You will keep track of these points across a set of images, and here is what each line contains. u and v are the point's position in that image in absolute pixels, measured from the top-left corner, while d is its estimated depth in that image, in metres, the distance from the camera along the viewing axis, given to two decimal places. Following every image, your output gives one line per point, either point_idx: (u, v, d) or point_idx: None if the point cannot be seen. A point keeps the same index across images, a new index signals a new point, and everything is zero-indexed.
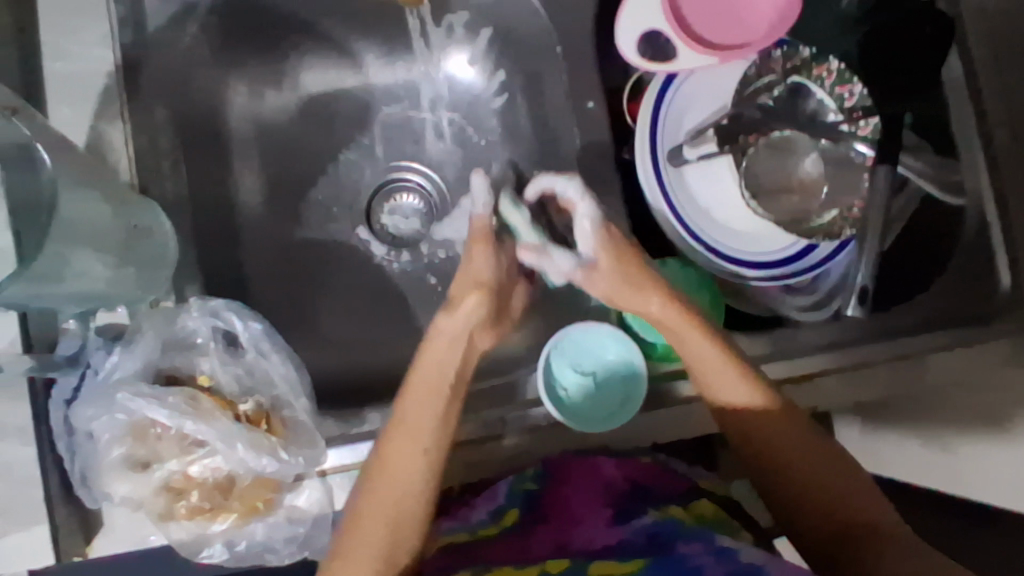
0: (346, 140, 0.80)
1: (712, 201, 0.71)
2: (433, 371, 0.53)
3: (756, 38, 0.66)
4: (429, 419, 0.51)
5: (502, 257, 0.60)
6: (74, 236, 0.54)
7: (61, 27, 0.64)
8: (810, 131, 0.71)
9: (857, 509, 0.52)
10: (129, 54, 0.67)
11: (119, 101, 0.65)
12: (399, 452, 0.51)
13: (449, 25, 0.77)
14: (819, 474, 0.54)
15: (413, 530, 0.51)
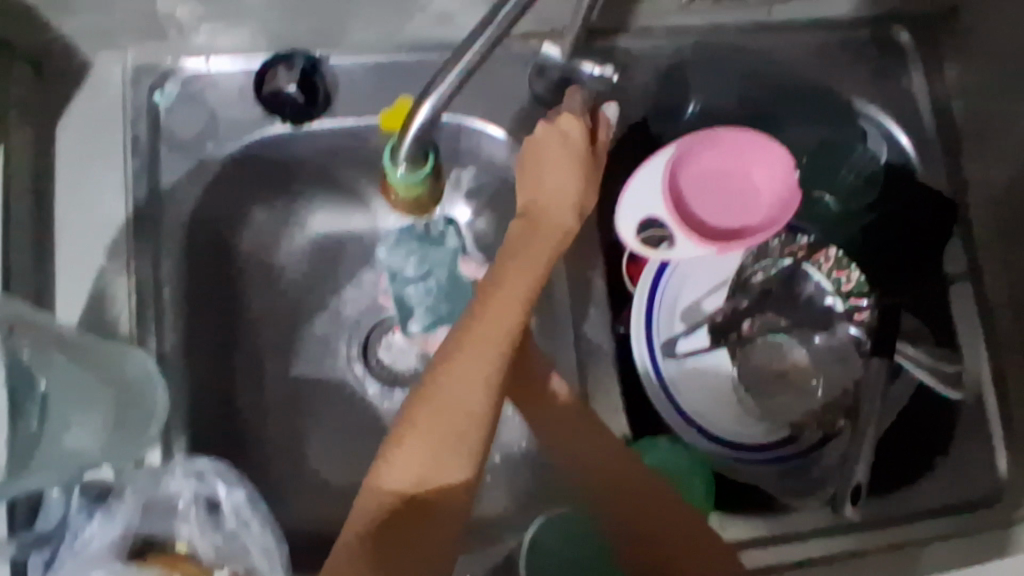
0: (349, 276, 0.80)
1: (705, 382, 0.70)
2: (513, 283, 0.54)
3: (757, 223, 0.66)
4: (491, 364, 0.51)
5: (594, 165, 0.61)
6: (71, 412, 0.58)
7: (77, 179, 0.66)
8: (806, 315, 0.71)
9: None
10: (142, 205, 0.66)
11: (126, 255, 0.66)
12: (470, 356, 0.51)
13: (456, 178, 0.77)
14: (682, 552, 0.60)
15: (468, 452, 0.50)
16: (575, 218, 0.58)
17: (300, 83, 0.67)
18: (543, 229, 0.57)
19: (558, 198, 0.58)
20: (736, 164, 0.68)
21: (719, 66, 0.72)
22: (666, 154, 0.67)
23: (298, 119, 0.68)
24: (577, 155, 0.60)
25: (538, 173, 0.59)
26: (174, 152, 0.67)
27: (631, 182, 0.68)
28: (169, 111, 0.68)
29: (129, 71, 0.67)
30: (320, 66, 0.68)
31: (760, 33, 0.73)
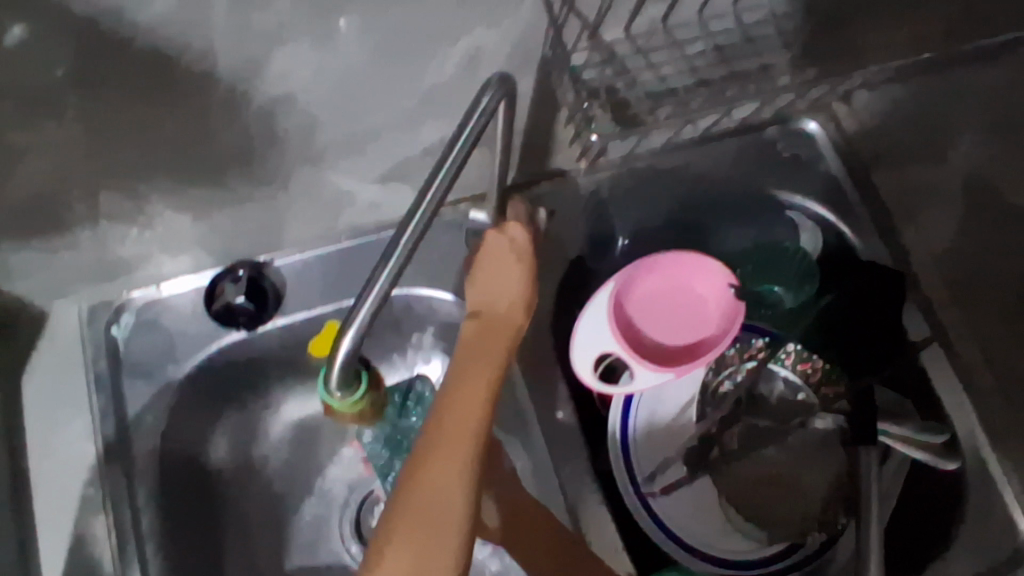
0: (329, 456, 0.79)
1: (692, 505, 0.68)
2: (473, 377, 0.55)
3: (710, 335, 0.68)
4: (469, 456, 0.50)
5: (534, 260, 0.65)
6: None
7: (49, 426, 0.68)
8: (781, 415, 0.71)
9: None
10: (112, 439, 0.67)
11: (101, 491, 0.66)
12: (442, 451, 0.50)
13: (417, 340, 0.79)
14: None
15: (456, 546, 0.47)
16: (526, 313, 0.62)
17: (247, 293, 0.69)
18: (492, 326, 0.60)
19: (506, 297, 0.62)
20: (677, 286, 0.70)
21: (643, 195, 0.75)
22: (607, 291, 0.68)
23: (252, 326, 0.70)
24: (520, 257, 0.64)
25: (485, 279, 0.63)
26: (137, 379, 0.69)
27: (580, 322, 0.68)
28: (127, 341, 0.70)
29: (85, 312, 0.70)
30: (265, 275, 0.70)
31: (675, 154, 0.77)
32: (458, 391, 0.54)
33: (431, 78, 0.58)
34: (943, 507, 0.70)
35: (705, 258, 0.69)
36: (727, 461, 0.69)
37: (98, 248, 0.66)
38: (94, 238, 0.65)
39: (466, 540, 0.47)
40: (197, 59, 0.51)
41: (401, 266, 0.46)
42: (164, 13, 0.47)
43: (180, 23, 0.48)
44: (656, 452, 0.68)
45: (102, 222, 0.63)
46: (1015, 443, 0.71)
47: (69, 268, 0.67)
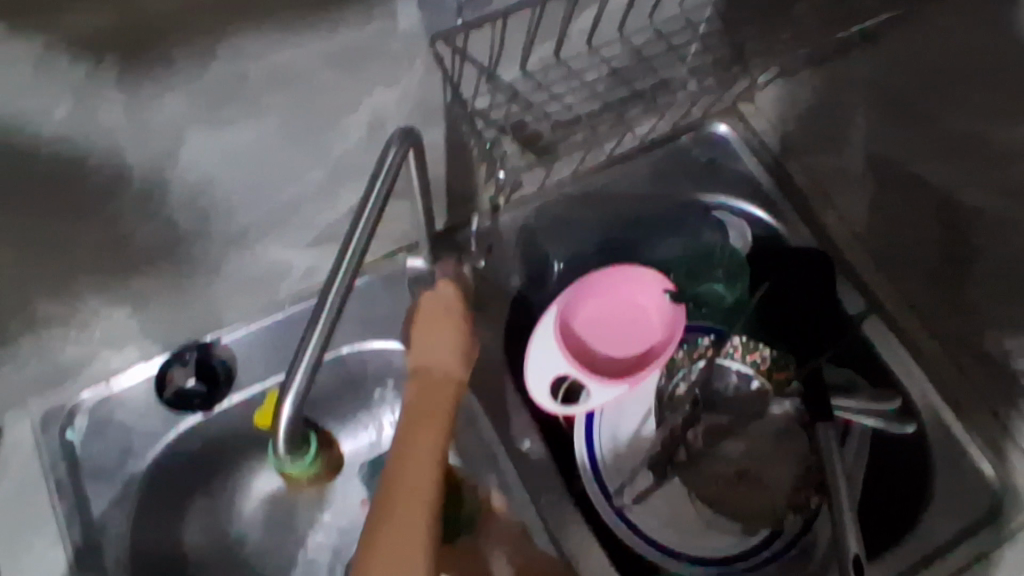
0: (308, 526, 0.78)
1: (670, 510, 0.69)
2: (426, 430, 0.57)
3: (655, 343, 0.70)
4: (417, 530, 0.51)
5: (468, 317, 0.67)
6: None
7: (11, 544, 0.66)
8: (738, 408, 0.73)
9: None
10: (80, 545, 0.66)
11: None
12: (411, 482, 0.53)
13: (381, 396, 0.79)
14: None
15: None
16: (466, 366, 0.64)
17: (197, 374, 0.70)
18: (434, 388, 0.61)
19: (439, 360, 0.63)
20: (618, 301, 0.72)
21: (572, 219, 0.79)
22: (551, 317, 0.70)
23: (206, 406, 0.71)
24: (454, 317, 0.66)
25: (420, 339, 0.64)
26: (98, 481, 0.69)
27: (530, 351, 0.69)
28: (84, 446, 0.70)
29: (36, 423, 0.69)
30: (212, 353, 0.71)
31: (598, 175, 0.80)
32: (411, 445, 0.56)
33: (343, 143, 0.61)
34: (912, 472, 0.72)
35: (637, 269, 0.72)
36: (696, 459, 0.71)
37: (42, 357, 0.66)
38: (36, 347, 0.65)
39: None
40: (108, 158, 0.52)
41: (329, 328, 0.47)
42: (64, 122, 0.48)
43: (82, 130, 0.49)
44: (625, 461, 0.70)
45: (40, 332, 0.64)
46: (963, 393, 0.74)
47: (16, 382, 0.67)
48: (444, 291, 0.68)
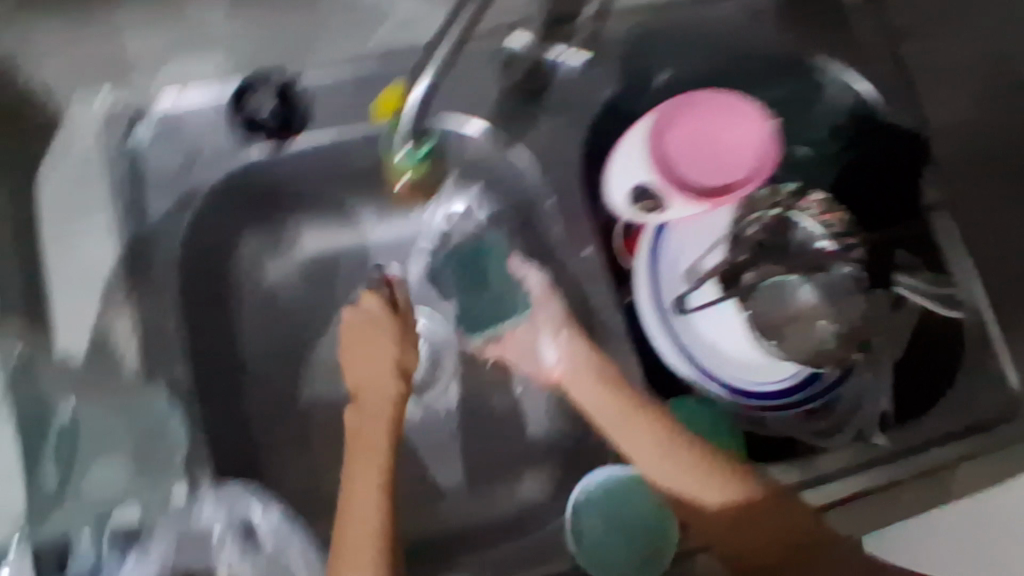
0: (345, 296, 0.79)
1: (722, 340, 0.70)
2: (377, 413, 0.67)
3: (742, 175, 0.69)
4: (371, 514, 0.60)
5: (404, 326, 0.71)
6: None
7: (62, 222, 0.65)
8: (802, 259, 0.71)
9: (716, 516, 0.64)
10: (133, 241, 0.66)
11: (124, 291, 0.65)
12: (358, 486, 0.62)
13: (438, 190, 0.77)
14: (708, 483, 0.64)
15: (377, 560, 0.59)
16: (401, 375, 0.69)
17: (278, 101, 0.67)
18: (364, 408, 0.67)
19: (375, 375, 0.69)
20: (720, 128, 0.69)
21: (676, 39, 0.75)
22: (645, 126, 0.68)
23: (284, 136, 0.69)
24: (381, 330, 0.70)
25: (358, 357, 0.70)
26: (156, 184, 0.67)
27: (618, 152, 0.68)
28: (149, 148, 0.67)
29: (104, 116, 0.67)
30: (292, 82, 0.68)
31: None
32: (358, 471, 0.63)
33: None
34: (943, 362, 0.73)
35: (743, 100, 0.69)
36: (753, 300, 0.70)
37: None
38: None
39: None
40: None
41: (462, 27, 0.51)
42: None
43: None
44: (682, 285, 0.70)
45: None
46: None
47: None
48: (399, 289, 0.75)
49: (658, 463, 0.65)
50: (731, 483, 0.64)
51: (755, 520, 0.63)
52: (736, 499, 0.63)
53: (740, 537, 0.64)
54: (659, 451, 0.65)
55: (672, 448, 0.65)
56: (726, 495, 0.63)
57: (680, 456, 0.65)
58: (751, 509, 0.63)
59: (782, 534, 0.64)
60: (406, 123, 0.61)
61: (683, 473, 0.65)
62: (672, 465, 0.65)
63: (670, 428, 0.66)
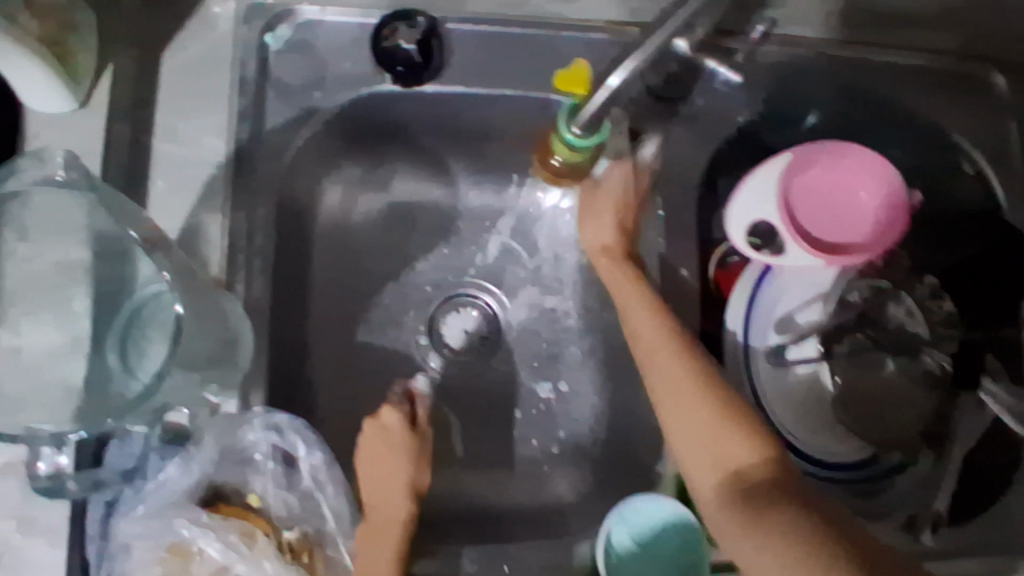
0: (420, 252, 0.79)
1: (795, 397, 0.69)
2: (383, 541, 0.57)
3: (862, 243, 0.66)
4: None
5: (421, 447, 0.64)
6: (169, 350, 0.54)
7: (179, 109, 0.64)
8: (894, 340, 0.69)
9: (688, 427, 0.55)
10: (243, 146, 0.64)
11: (222, 194, 0.63)
12: (365, 564, 0.56)
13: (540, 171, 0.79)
14: (688, 395, 0.56)
15: None
16: (412, 496, 0.61)
17: (417, 43, 0.65)
18: (377, 496, 0.60)
19: (386, 494, 0.60)
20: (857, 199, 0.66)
21: (831, 80, 0.71)
22: (785, 168, 0.65)
23: (412, 79, 0.67)
24: (399, 450, 0.62)
25: (368, 472, 0.61)
26: (279, 95, 0.66)
27: (746, 182, 0.65)
28: (278, 56, 0.66)
29: (242, 10, 0.65)
30: (434, 26, 0.65)
31: (874, 52, 0.72)
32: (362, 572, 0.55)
33: None
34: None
35: (897, 176, 0.64)
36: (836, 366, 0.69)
37: None
38: None
39: None
40: None
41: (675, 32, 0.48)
42: None
43: None
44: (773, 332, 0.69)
45: None
46: None
47: None
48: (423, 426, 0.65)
49: (670, 383, 0.57)
50: (738, 431, 0.54)
51: (746, 479, 0.52)
52: (734, 448, 0.53)
53: (718, 489, 0.53)
54: (674, 369, 0.58)
55: (686, 371, 0.57)
56: (722, 437, 0.54)
57: (695, 392, 0.56)
58: (741, 470, 0.53)
59: (766, 509, 0.49)
60: (597, 104, 0.54)
61: (690, 403, 0.56)
62: (687, 390, 0.57)
63: (691, 351, 0.59)
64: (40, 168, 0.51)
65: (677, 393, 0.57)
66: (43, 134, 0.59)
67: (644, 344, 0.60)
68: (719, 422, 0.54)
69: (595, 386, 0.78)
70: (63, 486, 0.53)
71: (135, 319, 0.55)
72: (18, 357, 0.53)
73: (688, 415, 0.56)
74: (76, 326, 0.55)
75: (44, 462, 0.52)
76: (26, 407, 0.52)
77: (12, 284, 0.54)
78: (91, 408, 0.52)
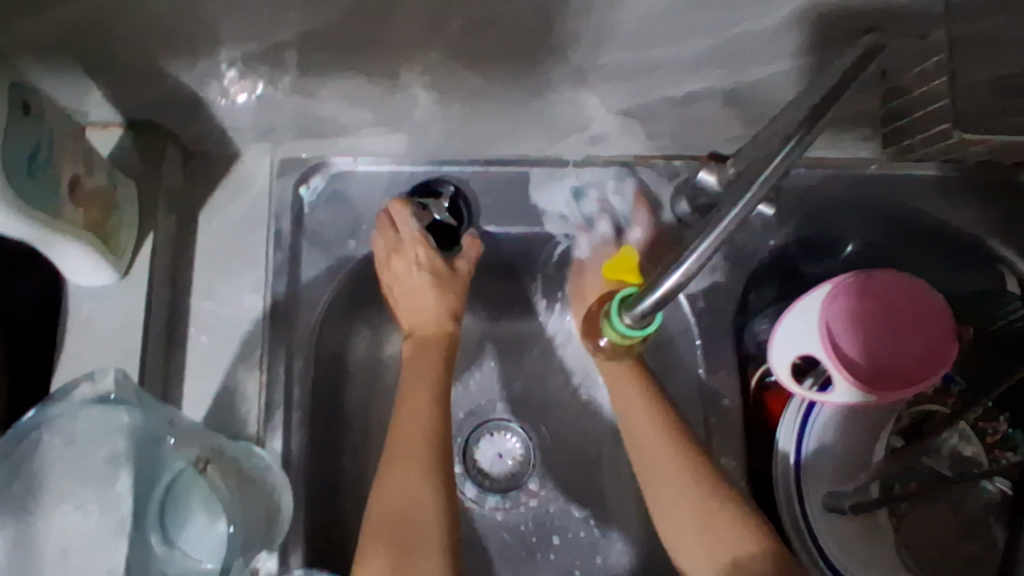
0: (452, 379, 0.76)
1: (857, 539, 0.63)
2: (422, 364, 0.63)
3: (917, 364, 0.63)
4: (419, 457, 0.58)
5: (450, 289, 0.67)
6: (202, 517, 0.57)
7: (214, 267, 0.64)
8: (953, 466, 0.65)
9: (675, 522, 0.59)
10: (279, 299, 0.64)
11: (261, 350, 0.63)
12: (409, 421, 0.60)
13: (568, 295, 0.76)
14: (679, 491, 0.59)
15: (436, 529, 0.56)
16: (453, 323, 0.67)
17: (452, 209, 0.67)
18: (418, 338, 0.65)
19: (425, 312, 0.66)
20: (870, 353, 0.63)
21: (858, 204, 0.69)
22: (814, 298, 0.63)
23: (444, 245, 0.68)
24: (433, 266, 0.66)
25: (403, 297, 0.66)
26: (314, 246, 0.66)
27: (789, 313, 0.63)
28: (312, 208, 0.67)
29: (277, 164, 0.67)
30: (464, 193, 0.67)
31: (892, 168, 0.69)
32: (400, 475, 0.57)
33: (747, 26, 0.55)
34: None
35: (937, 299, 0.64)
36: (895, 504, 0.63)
37: (313, 101, 0.62)
38: (337, 93, 0.61)
39: (438, 531, 0.56)
40: None
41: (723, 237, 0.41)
42: None
43: None
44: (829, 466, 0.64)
45: (326, 79, 0.59)
46: None
47: (280, 114, 0.64)
48: (466, 253, 0.67)
49: (668, 481, 0.60)
50: (730, 521, 0.57)
51: (741, 564, 0.56)
52: (729, 539, 0.57)
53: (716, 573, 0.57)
54: (672, 470, 0.60)
55: (680, 468, 0.59)
56: (718, 531, 0.57)
57: (691, 485, 0.59)
58: (738, 557, 0.56)
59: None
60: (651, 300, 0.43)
61: (686, 501, 0.59)
62: (680, 480, 0.59)
63: (687, 444, 0.61)
64: (94, 388, 0.55)
65: (671, 494, 0.59)
66: (84, 308, 0.58)
67: (650, 441, 0.62)
68: (717, 514, 0.58)
69: (640, 517, 0.74)
70: None
71: (175, 491, 0.57)
72: (66, 557, 0.52)
73: (677, 507, 0.59)
74: (121, 509, 0.54)
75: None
76: None
77: (54, 484, 0.53)
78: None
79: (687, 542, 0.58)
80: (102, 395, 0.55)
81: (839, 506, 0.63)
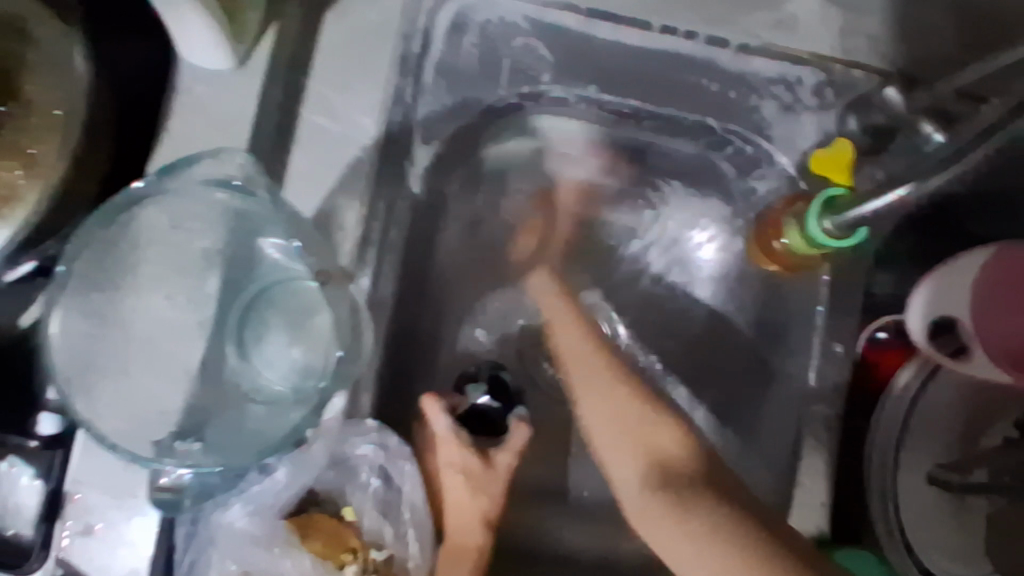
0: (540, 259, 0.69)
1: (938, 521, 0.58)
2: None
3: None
4: None
5: (486, 488, 0.57)
6: (279, 330, 0.55)
7: (330, 77, 0.58)
8: None
9: (592, 422, 0.55)
10: (394, 127, 0.58)
11: (366, 177, 0.57)
12: None
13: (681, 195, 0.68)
14: (594, 372, 0.57)
15: None
16: (487, 531, 0.56)
17: (490, 391, 0.62)
18: (453, 515, 0.56)
19: (461, 509, 0.56)
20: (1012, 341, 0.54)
21: None
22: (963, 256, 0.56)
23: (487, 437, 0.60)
24: (468, 480, 0.57)
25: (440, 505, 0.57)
26: (442, 80, 0.60)
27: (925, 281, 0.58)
28: (444, 36, 0.59)
29: None
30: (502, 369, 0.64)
31: None
32: None
33: None
34: None
35: None
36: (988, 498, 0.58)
37: None
38: None
39: None
40: None
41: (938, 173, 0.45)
42: None
43: None
44: (935, 439, 0.59)
45: None
46: None
47: None
48: (512, 440, 0.59)
49: (593, 386, 0.56)
50: (671, 433, 0.52)
51: (665, 464, 0.50)
52: (660, 440, 0.52)
53: (638, 474, 0.51)
54: (598, 379, 0.56)
55: (618, 383, 0.56)
56: (651, 432, 0.52)
57: (616, 381, 0.56)
58: (660, 463, 0.51)
59: (682, 500, 0.47)
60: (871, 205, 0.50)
61: (613, 402, 0.55)
62: (611, 386, 0.56)
63: (626, 383, 0.56)
64: (218, 166, 0.53)
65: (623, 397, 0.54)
66: (195, 90, 0.55)
67: (578, 374, 0.58)
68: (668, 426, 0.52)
69: None
70: (180, 501, 0.50)
71: (257, 300, 0.55)
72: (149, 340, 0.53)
73: (604, 396, 0.55)
74: (206, 308, 0.54)
75: (168, 475, 0.50)
76: (152, 397, 0.52)
77: (148, 255, 0.53)
78: (219, 424, 0.52)
79: (606, 439, 0.54)
80: (224, 180, 0.53)
81: (941, 480, 0.58)
